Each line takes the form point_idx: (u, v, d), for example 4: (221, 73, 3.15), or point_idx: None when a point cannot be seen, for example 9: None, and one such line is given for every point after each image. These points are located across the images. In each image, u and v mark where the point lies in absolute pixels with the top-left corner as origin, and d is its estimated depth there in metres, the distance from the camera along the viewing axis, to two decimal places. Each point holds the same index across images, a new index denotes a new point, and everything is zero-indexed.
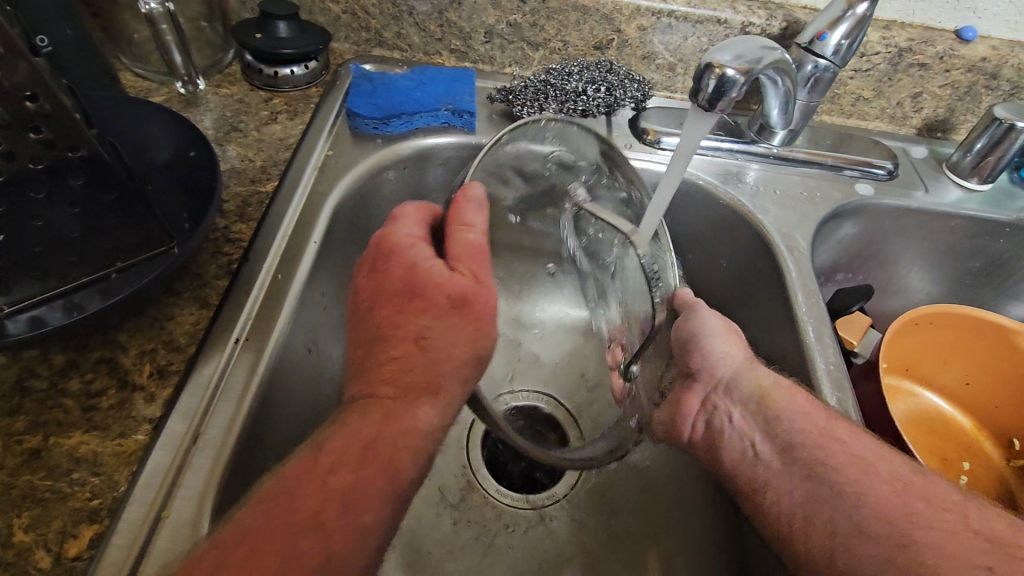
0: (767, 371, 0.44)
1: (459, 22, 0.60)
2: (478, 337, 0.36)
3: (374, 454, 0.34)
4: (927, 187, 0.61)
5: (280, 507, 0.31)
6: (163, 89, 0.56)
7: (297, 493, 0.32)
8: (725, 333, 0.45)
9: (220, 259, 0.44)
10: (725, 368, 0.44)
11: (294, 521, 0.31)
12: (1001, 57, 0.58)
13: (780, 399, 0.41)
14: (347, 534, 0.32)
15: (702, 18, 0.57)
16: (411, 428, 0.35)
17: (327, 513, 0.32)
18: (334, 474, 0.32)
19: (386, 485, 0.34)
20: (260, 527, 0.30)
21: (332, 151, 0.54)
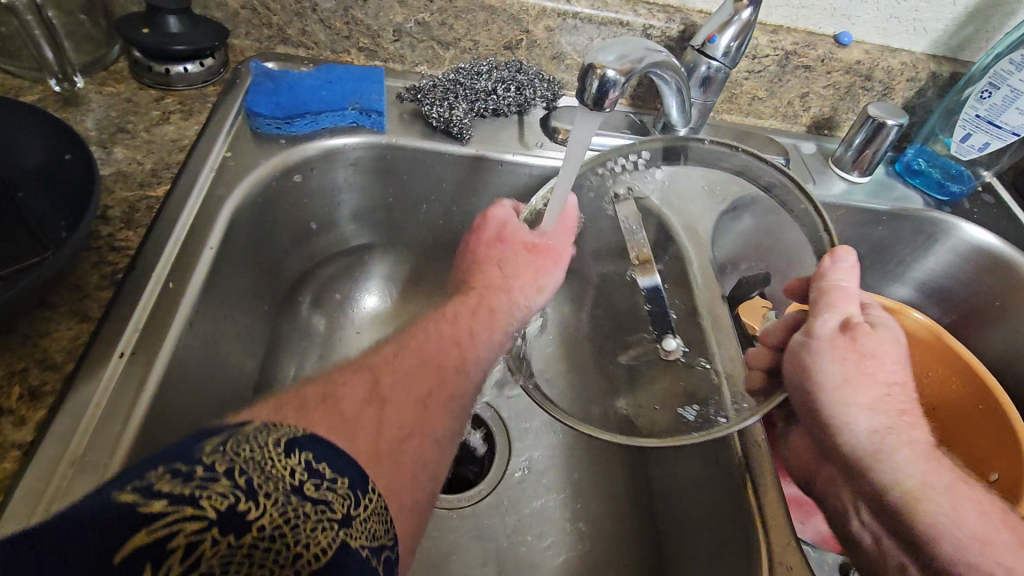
0: (912, 468, 0.40)
1: (366, 20, 0.59)
2: (540, 272, 0.50)
3: (477, 314, 0.46)
4: (815, 180, 0.66)
5: (430, 358, 0.40)
6: (37, 88, 0.51)
7: (437, 350, 0.41)
8: (847, 392, 0.41)
9: (104, 268, 0.41)
10: (856, 447, 0.41)
11: (435, 364, 0.40)
12: (873, 61, 0.64)
13: (930, 505, 0.39)
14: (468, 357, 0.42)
15: (605, 21, 0.59)
16: (495, 307, 0.47)
17: (464, 354, 0.42)
18: (454, 332, 0.43)
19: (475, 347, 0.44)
20: (423, 351, 0.40)
21: (230, 152, 0.51)
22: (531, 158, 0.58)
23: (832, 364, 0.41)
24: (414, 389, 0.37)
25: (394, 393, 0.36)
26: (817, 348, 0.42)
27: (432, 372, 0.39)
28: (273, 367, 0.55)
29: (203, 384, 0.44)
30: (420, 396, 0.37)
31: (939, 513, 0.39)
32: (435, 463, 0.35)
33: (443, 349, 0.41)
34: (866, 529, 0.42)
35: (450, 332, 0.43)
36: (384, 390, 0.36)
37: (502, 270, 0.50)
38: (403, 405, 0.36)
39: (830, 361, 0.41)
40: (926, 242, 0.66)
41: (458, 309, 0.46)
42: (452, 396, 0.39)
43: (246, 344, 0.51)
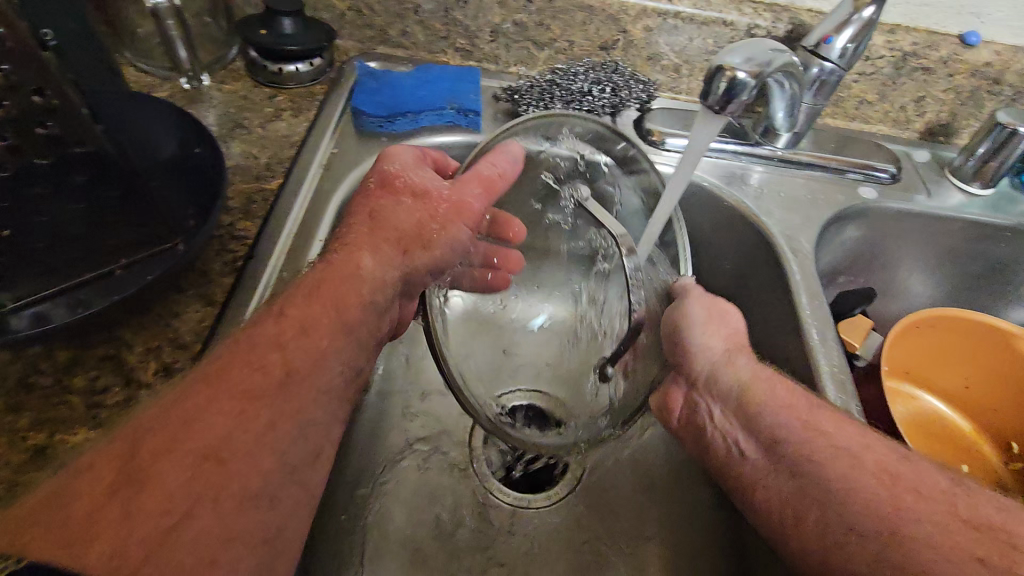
0: (747, 364, 0.40)
1: (464, 20, 0.60)
2: (426, 222, 0.40)
3: (320, 293, 0.35)
4: (930, 190, 0.61)
5: (248, 372, 0.30)
6: (167, 85, 0.55)
7: (264, 360, 0.31)
8: (708, 323, 0.41)
9: (226, 256, 0.44)
10: (702, 361, 0.40)
11: (258, 387, 0.30)
12: (1005, 62, 0.59)
13: (761, 396, 0.37)
14: (313, 359, 0.32)
15: (708, 20, 0.58)
16: (356, 279, 0.36)
17: (292, 361, 0.31)
18: (277, 342, 0.32)
19: (333, 340, 0.34)
20: (238, 366, 0.30)
21: (336, 149, 0.54)
22: None
23: (695, 298, 0.43)
24: (206, 429, 0.27)
25: (184, 446, 0.26)
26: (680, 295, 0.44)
27: (238, 406, 0.29)
28: None
29: None
30: (223, 433, 0.28)
31: (772, 398, 0.37)
32: (296, 504, 0.30)
33: (267, 360, 0.31)
34: (720, 437, 0.39)
35: (278, 334, 0.32)
36: (147, 465, 0.25)
37: (375, 224, 0.40)
38: (192, 466, 0.26)
39: (695, 300, 0.42)
40: None
41: (291, 296, 0.35)
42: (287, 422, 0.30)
43: None
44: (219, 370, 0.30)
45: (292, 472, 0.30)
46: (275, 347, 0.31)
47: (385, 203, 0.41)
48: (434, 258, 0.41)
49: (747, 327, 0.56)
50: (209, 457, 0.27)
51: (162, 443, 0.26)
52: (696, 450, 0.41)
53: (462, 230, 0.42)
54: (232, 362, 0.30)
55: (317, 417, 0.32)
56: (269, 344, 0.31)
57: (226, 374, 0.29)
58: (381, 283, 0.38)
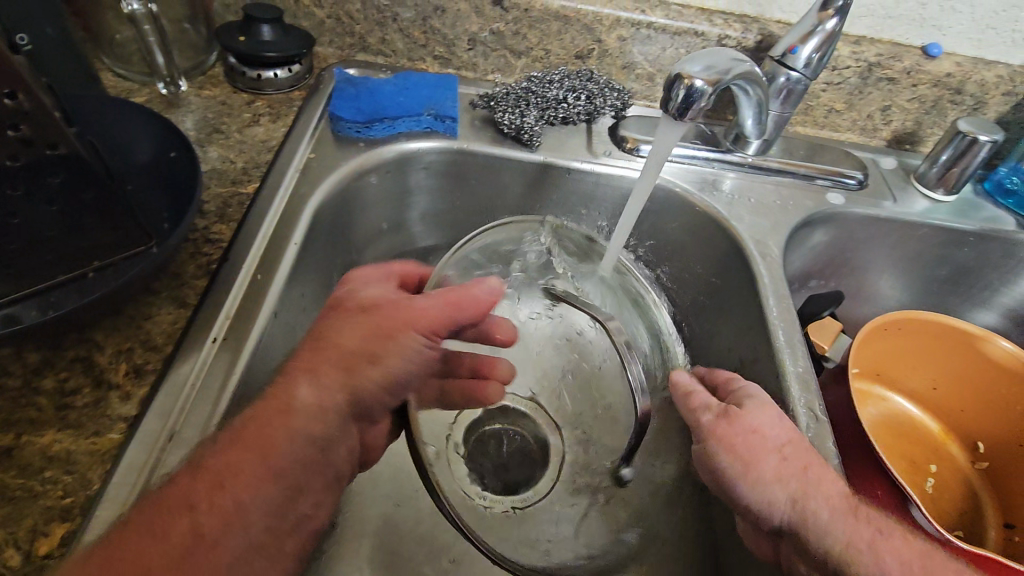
0: (836, 524, 0.37)
1: (442, 29, 0.61)
2: (378, 336, 0.38)
3: (244, 440, 0.33)
4: (895, 197, 0.63)
5: (162, 540, 0.29)
6: (145, 90, 0.56)
7: (180, 523, 0.30)
8: (754, 472, 0.39)
9: (199, 259, 0.44)
10: (778, 520, 0.38)
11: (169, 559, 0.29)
12: (965, 73, 0.61)
13: (860, 566, 0.36)
14: (228, 517, 0.31)
15: (680, 30, 0.59)
16: (285, 413, 0.35)
17: (206, 520, 0.30)
18: (190, 510, 0.30)
19: (265, 478, 0.33)
20: (147, 529, 0.29)
21: (314, 154, 0.54)
22: (597, 166, 0.58)
23: (729, 445, 0.39)
24: None
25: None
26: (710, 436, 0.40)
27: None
28: None
29: None
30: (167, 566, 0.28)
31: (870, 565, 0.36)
32: None
33: (175, 526, 0.30)
34: None
35: (188, 493, 0.31)
36: None
37: (322, 347, 0.38)
38: None
39: (724, 453, 0.39)
40: (1016, 266, 0.63)
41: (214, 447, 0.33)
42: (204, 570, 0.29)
43: None
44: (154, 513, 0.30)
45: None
46: (212, 489, 0.31)
47: (330, 325, 0.40)
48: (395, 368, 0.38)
49: (720, 329, 0.57)
50: None
51: None
52: None
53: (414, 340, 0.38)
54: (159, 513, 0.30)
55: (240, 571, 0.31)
56: (190, 497, 0.31)
57: (160, 519, 0.30)
58: (317, 411, 0.36)
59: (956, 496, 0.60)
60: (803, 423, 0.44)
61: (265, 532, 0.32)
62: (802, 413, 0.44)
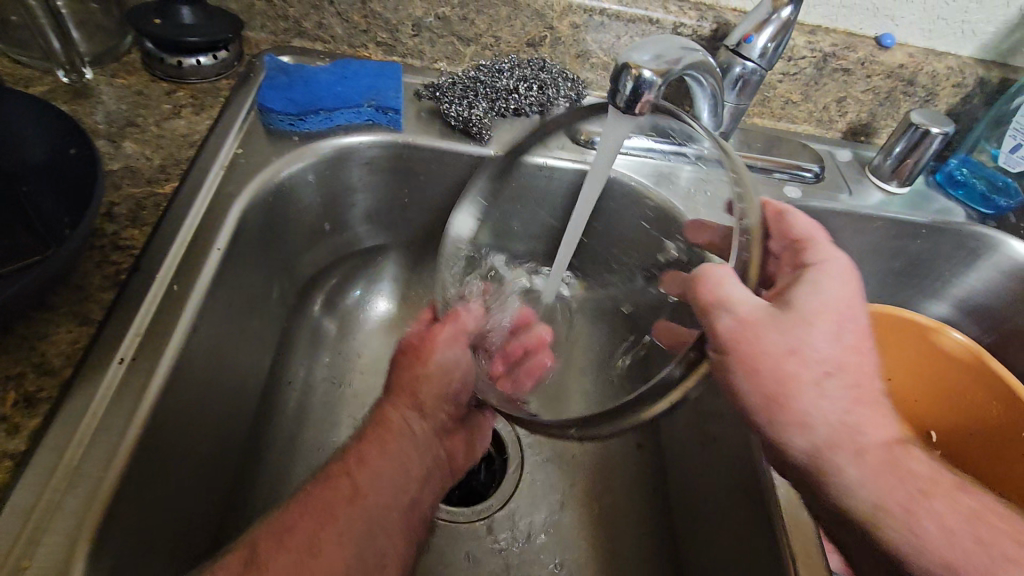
0: (863, 470, 0.34)
1: (385, 13, 0.57)
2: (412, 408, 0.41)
3: (375, 432, 0.40)
4: (851, 190, 0.62)
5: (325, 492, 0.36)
6: (46, 79, 0.50)
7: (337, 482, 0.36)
8: (771, 410, 0.34)
9: (107, 269, 0.40)
10: (792, 457, 0.35)
11: (334, 484, 0.36)
12: (917, 64, 0.60)
13: (887, 524, 0.34)
14: (372, 481, 0.37)
15: (635, 18, 0.57)
16: (400, 414, 0.41)
17: (359, 480, 0.37)
18: (351, 449, 0.39)
19: (366, 485, 0.37)
20: (314, 493, 0.36)
21: (242, 149, 0.50)
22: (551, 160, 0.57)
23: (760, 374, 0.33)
24: (297, 542, 0.33)
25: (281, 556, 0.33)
26: (733, 366, 0.33)
27: (314, 523, 0.34)
28: (280, 374, 0.53)
29: (215, 392, 0.43)
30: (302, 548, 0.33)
31: (897, 529, 0.34)
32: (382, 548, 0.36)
33: (338, 486, 0.36)
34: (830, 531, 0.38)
35: (346, 465, 0.37)
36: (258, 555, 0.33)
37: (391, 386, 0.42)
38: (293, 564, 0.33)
39: (743, 383, 0.33)
40: (968, 258, 0.62)
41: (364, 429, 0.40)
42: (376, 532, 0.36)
43: (254, 349, 0.49)
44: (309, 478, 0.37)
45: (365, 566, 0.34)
46: (362, 453, 0.38)
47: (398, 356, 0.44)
48: (410, 437, 0.40)
49: None
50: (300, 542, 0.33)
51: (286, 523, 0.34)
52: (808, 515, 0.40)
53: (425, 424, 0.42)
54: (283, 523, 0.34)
55: (385, 509, 0.37)
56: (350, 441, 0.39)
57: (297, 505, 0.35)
58: (406, 463, 0.39)
59: None
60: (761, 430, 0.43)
61: (397, 496, 0.38)
62: None
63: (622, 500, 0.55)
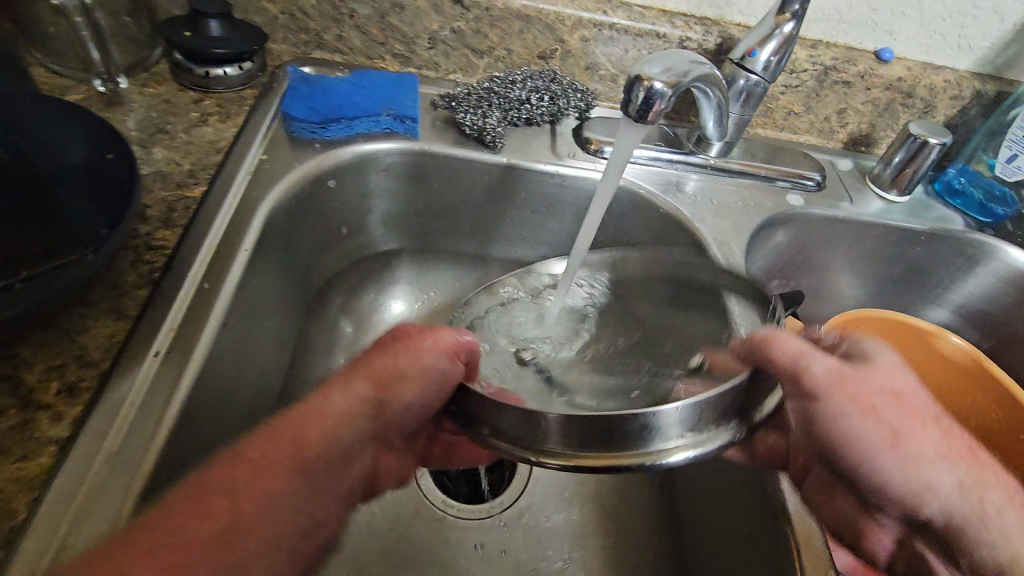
0: (990, 500, 0.36)
1: (402, 26, 0.60)
2: (340, 418, 0.34)
3: (280, 435, 0.32)
4: (852, 198, 0.64)
5: (195, 506, 0.28)
6: (81, 88, 0.52)
7: (210, 498, 0.28)
8: (899, 448, 0.36)
9: (141, 267, 0.42)
10: (929, 506, 0.36)
11: (208, 501, 0.28)
12: (915, 78, 0.63)
13: None
14: (257, 504, 0.29)
15: (642, 32, 0.59)
16: (324, 412, 0.33)
17: (243, 503, 0.29)
18: (247, 451, 0.31)
19: (254, 505, 0.29)
20: (186, 509, 0.28)
21: (266, 155, 0.52)
22: (563, 168, 0.57)
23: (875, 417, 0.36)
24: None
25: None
26: (841, 402, 0.36)
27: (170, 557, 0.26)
28: (298, 373, 0.55)
29: (240, 387, 0.45)
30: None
31: None
32: None
33: (211, 506, 0.28)
34: None
35: (231, 477, 0.29)
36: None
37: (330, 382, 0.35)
38: None
39: (862, 424, 0.36)
40: (966, 264, 0.64)
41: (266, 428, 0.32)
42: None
43: (275, 347, 0.51)
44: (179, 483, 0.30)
45: None
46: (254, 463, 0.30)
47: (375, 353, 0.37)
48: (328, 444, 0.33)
49: None
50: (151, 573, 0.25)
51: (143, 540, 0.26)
52: None
53: (356, 428, 0.34)
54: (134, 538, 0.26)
55: (267, 542, 0.29)
56: (247, 444, 0.31)
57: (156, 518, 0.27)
58: (304, 492, 0.31)
59: None
60: None
61: (285, 531, 0.30)
62: None
63: (629, 498, 0.57)
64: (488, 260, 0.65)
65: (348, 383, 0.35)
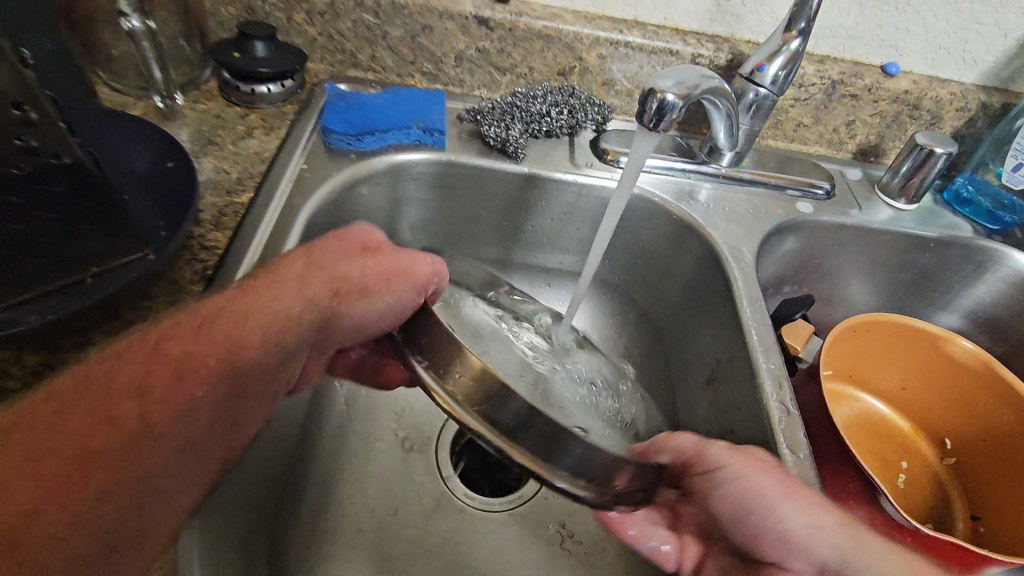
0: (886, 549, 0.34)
1: (430, 46, 0.64)
2: (277, 316, 0.35)
3: (210, 331, 0.32)
4: (861, 206, 0.66)
5: (100, 403, 0.29)
6: (140, 104, 0.57)
7: (115, 398, 0.29)
8: (790, 494, 0.37)
9: (196, 265, 0.46)
10: (820, 552, 0.34)
11: (117, 403, 0.29)
12: (921, 90, 0.65)
13: None
14: (172, 408, 0.30)
15: (656, 49, 0.62)
16: (262, 307, 0.34)
17: (155, 408, 0.29)
18: (167, 345, 0.31)
19: (163, 404, 0.30)
20: (90, 406, 0.28)
21: (306, 165, 0.56)
22: (581, 177, 0.61)
23: (763, 469, 0.38)
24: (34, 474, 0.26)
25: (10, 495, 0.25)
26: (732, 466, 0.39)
27: (74, 450, 0.27)
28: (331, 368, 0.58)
29: None
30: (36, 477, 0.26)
31: None
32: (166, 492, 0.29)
33: (120, 408, 0.29)
34: None
35: (143, 377, 0.30)
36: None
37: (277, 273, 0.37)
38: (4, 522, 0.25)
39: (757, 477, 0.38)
40: (975, 270, 0.66)
41: (185, 320, 0.33)
42: (166, 480, 0.29)
43: None
44: (95, 367, 0.30)
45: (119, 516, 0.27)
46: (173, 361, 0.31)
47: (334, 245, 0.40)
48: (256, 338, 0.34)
49: (696, 335, 0.60)
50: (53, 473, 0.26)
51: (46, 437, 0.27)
52: None
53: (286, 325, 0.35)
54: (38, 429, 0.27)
55: (177, 441, 0.30)
56: (175, 336, 0.32)
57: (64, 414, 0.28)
58: (220, 392, 0.32)
59: (926, 491, 0.63)
60: (776, 419, 0.46)
61: (195, 433, 0.31)
62: (775, 410, 0.46)
63: None
64: (509, 264, 0.68)
65: (302, 289, 0.36)
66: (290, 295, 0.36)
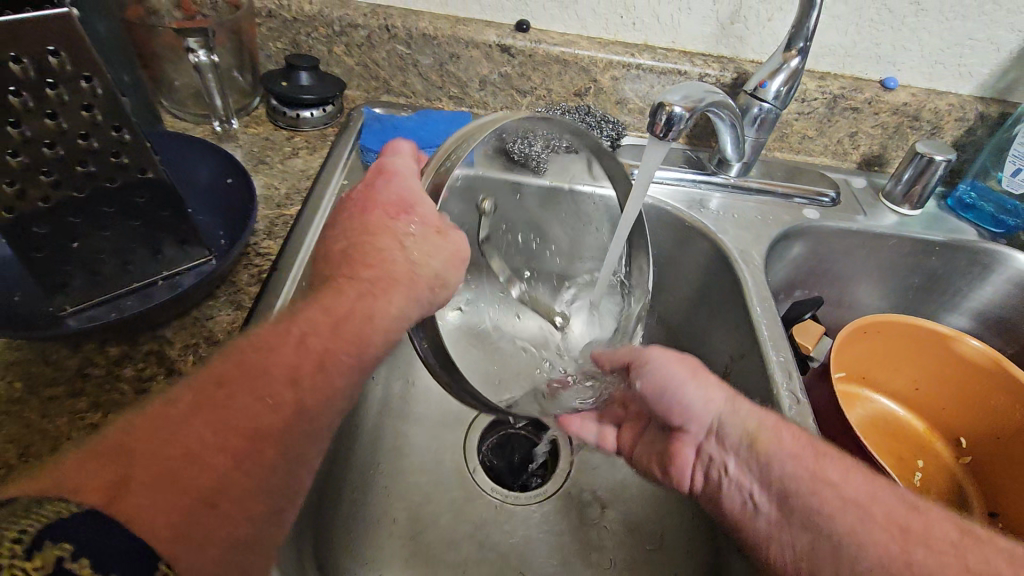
0: (750, 412, 0.45)
1: (457, 73, 0.70)
2: (381, 295, 0.38)
3: (344, 329, 0.36)
4: (866, 212, 0.70)
5: (259, 378, 0.32)
6: (199, 129, 0.64)
7: (269, 378, 0.32)
8: (693, 378, 0.47)
9: (252, 269, 0.51)
10: (707, 414, 0.46)
11: (275, 383, 0.32)
12: (920, 102, 0.69)
13: (771, 445, 0.43)
14: (321, 396, 0.34)
15: (666, 70, 0.67)
16: (383, 309, 0.38)
17: (307, 394, 0.33)
18: (309, 339, 0.35)
19: (307, 394, 0.33)
20: (250, 391, 0.31)
21: (347, 181, 0.61)
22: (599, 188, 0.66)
23: (672, 356, 0.47)
24: (206, 450, 0.29)
25: (183, 477, 0.28)
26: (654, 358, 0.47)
27: (241, 431, 0.30)
28: None
29: None
30: (206, 460, 0.29)
31: (780, 448, 0.43)
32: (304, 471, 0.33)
33: (280, 393, 0.32)
34: (736, 493, 0.44)
35: (296, 368, 0.33)
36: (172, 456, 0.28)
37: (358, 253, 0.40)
38: (190, 502, 0.27)
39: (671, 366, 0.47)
40: (981, 272, 0.68)
41: (314, 311, 0.36)
42: (309, 451, 0.33)
43: None
44: (249, 353, 0.33)
45: (277, 490, 0.31)
46: (315, 355, 0.34)
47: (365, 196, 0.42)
48: (373, 330, 0.37)
49: (710, 334, 0.63)
50: (228, 450, 0.30)
51: (213, 412, 0.30)
52: (711, 506, 0.47)
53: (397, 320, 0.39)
54: (206, 405, 0.30)
55: (319, 429, 0.34)
56: (315, 333, 0.35)
57: (225, 389, 0.31)
58: (347, 388, 0.36)
59: (943, 490, 0.65)
60: (786, 408, 0.49)
61: (333, 415, 0.35)
62: (786, 400, 0.49)
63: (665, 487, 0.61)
64: None
65: (412, 291, 0.39)
66: (402, 295, 0.39)
